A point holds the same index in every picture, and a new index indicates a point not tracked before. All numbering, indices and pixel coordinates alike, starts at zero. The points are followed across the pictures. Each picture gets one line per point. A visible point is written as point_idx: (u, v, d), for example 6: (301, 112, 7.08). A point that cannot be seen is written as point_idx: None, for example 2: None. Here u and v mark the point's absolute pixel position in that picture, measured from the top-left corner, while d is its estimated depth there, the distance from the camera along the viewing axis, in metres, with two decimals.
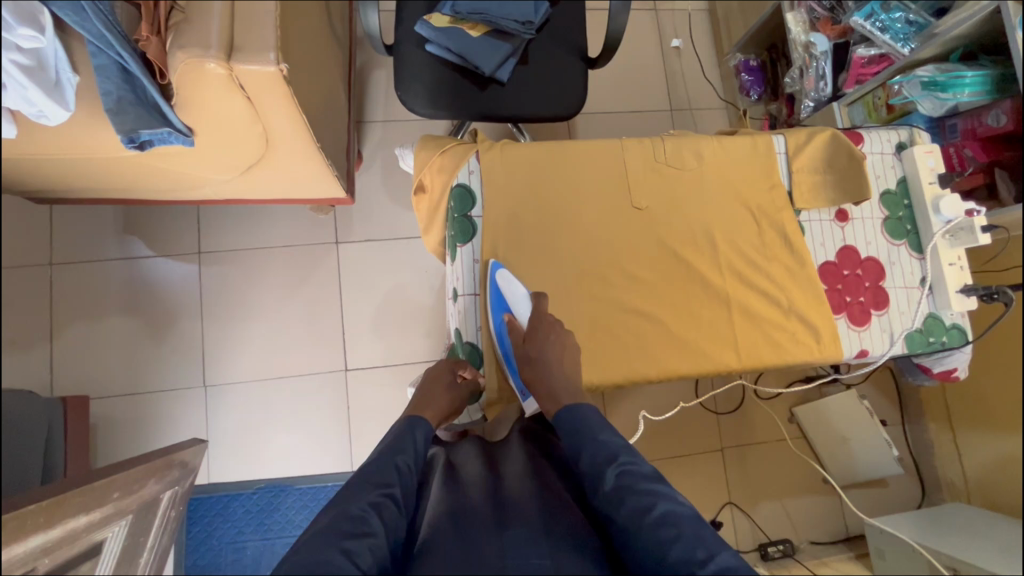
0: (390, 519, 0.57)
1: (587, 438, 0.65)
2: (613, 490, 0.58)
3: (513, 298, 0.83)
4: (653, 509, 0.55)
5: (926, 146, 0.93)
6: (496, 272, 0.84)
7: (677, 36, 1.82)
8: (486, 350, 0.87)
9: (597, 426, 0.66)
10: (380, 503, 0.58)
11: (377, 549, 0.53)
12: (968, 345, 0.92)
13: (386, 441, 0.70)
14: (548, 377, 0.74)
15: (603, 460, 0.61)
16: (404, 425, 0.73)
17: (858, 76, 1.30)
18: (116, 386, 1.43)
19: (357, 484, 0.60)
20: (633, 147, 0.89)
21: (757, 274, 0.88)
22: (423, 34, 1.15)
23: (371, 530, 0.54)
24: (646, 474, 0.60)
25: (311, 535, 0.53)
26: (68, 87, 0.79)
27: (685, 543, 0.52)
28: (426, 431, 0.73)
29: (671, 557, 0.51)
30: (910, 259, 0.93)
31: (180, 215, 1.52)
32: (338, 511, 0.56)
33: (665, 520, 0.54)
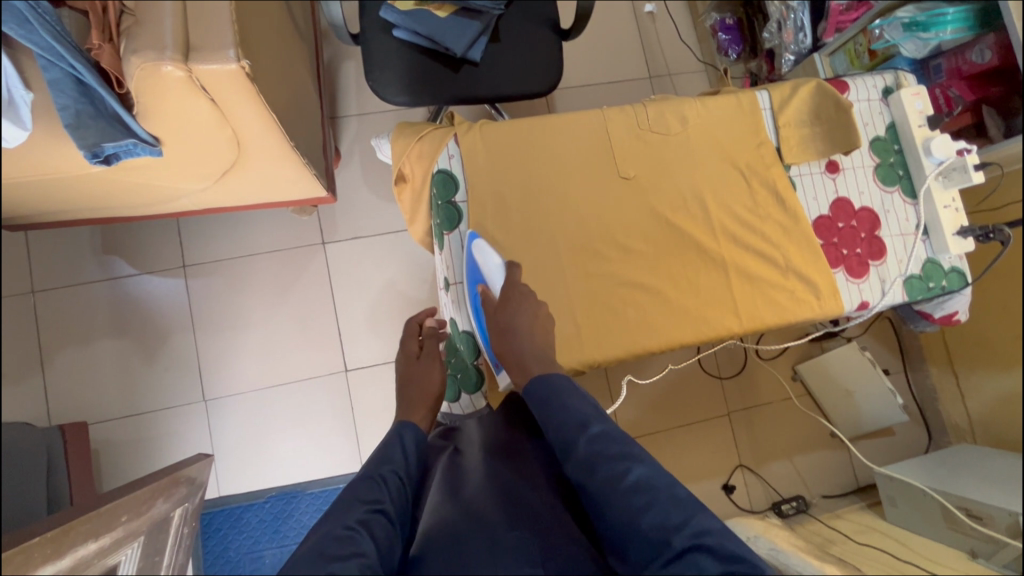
0: (381, 535, 0.55)
1: (557, 407, 0.62)
2: (584, 456, 0.57)
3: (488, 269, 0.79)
4: (627, 475, 0.54)
5: (913, 88, 0.91)
6: (472, 244, 0.82)
7: (649, 1, 1.78)
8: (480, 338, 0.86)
9: (567, 392, 0.64)
10: (369, 519, 0.56)
11: (367, 566, 0.51)
12: (967, 287, 0.91)
13: (374, 454, 0.68)
14: (517, 349, 0.70)
15: (573, 427, 0.60)
16: (392, 433, 0.71)
17: (837, 25, 1.28)
18: (112, 409, 1.41)
19: (344, 502, 0.58)
20: (615, 115, 0.87)
21: (752, 236, 0.86)
22: (389, 19, 1.11)
23: (360, 547, 0.52)
24: (617, 437, 0.59)
25: (298, 560, 0.52)
26: (23, 105, 0.75)
27: (657, 510, 0.52)
28: (414, 435, 0.71)
29: (644, 524, 0.52)
30: (904, 205, 0.91)
31: (160, 229, 1.48)
32: (325, 529, 0.54)
33: (638, 488, 0.53)
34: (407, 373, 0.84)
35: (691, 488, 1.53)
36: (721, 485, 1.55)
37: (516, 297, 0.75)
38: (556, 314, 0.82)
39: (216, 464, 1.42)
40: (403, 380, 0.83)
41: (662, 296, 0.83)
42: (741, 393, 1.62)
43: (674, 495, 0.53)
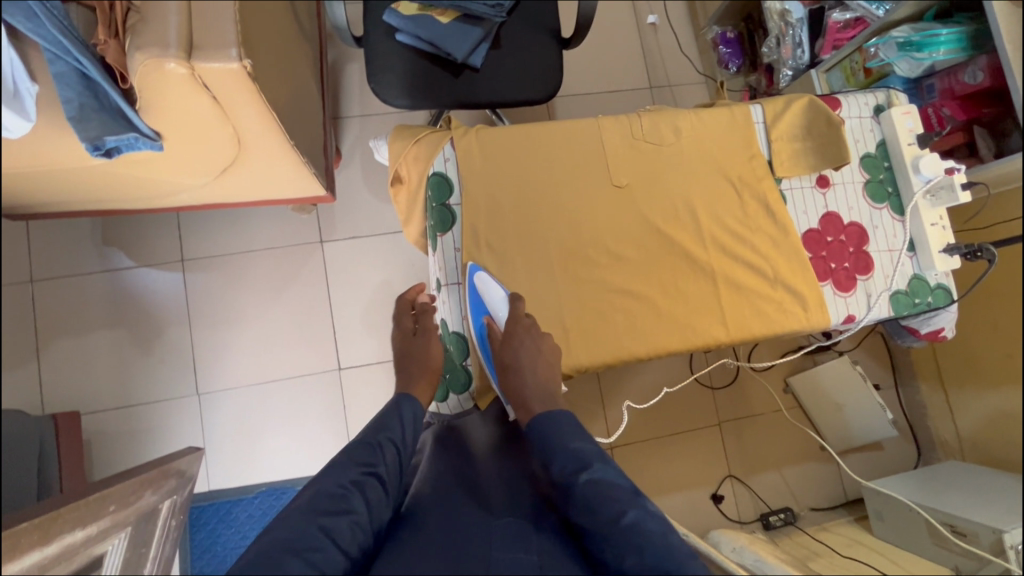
0: (372, 496, 0.62)
1: (559, 447, 0.67)
2: (582, 497, 0.62)
3: (491, 302, 0.83)
4: (623, 517, 0.58)
5: (903, 107, 0.92)
6: (473, 278, 0.83)
7: (652, 13, 1.80)
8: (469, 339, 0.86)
9: (570, 434, 0.69)
10: (363, 481, 0.63)
11: (354, 526, 0.58)
12: (953, 303, 0.92)
13: (374, 420, 0.73)
14: (521, 388, 0.76)
15: (573, 469, 0.64)
16: (392, 403, 0.76)
17: (835, 42, 1.30)
18: (105, 400, 1.42)
19: (341, 460, 0.65)
20: (609, 124, 0.88)
21: (741, 246, 0.87)
22: (392, 23, 1.13)
23: (351, 507, 0.59)
24: (616, 482, 0.62)
25: (296, 508, 0.59)
26: (28, 97, 0.77)
27: (651, 552, 0.55)
28: (413, 409, 0.76)
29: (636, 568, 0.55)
30: (892, 222, 0.92)
31: (160, 223, 1.49)
32: (324, 483, 0.61)
33: (633, 530, 0.57)
34: (403, 351, 0.87)
35: (679, 497, 1.54)
36: (709, 495, 1.56)
37: (520, 331, 0.80)
38: (545, 320, 0.83)
39: (206, 458, 1.43)
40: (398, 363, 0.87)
41: (652, 304, 0.84)
42: (732, 403, 1.62)
43: (667, 545, 0.56)
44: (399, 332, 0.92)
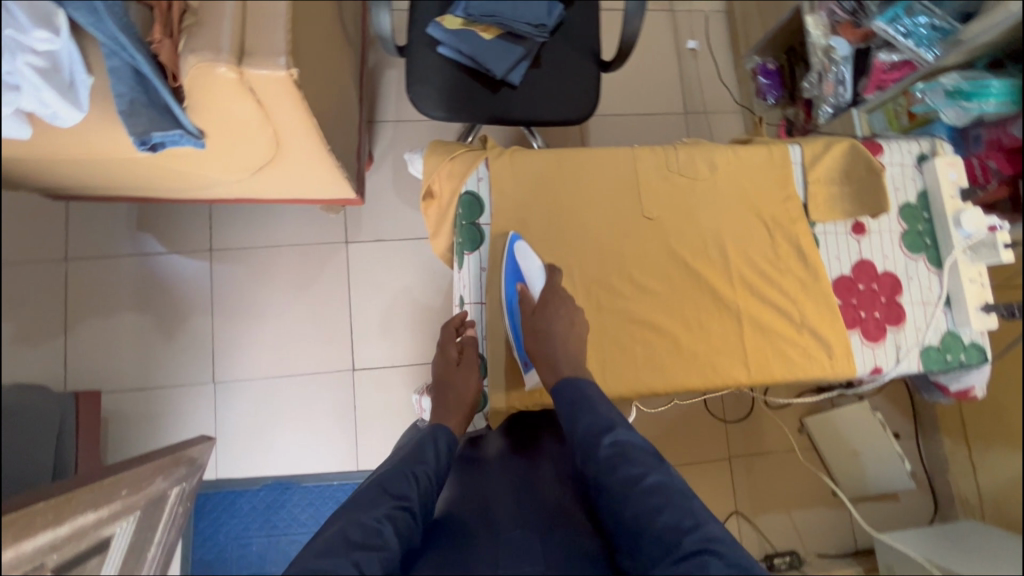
0: (404, 532, 0.58)
1: (588, 409, 0.70)
2: (606, 458, 0.64)
3: (530, 270, 0.83)
4: (645, 478, 0.61)
5: (948, 157, 0.90)
6: (512, 247, 0.84)
7: (693, 38, 1.80)
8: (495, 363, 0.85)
9: (595, 399, 0.71)
10: (395, 514, 0.59)
11: (386, 563, 0.54)
12: (985, 363, 0.89)
13: (407, 449, 0.71)
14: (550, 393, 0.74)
15: (597, 430, 0.67)
16: (427, 433, 0.74)
17: (879, 82, 1.27)
18: (126, 381, 1.45)
19: (374, 489, 0.63)
20: (645, 155, 0.87)
21: (770, 288, 0.85)
22: (435, 36, 1.14)
23: (382, 542, 0.55)
24: (636, 444, 0.66)
25: (327, 538, 0.56)
26: (82, 89, 0.81)
27: (670, 512, 0.58)
28: (446, 441, 0.73)
29: (658, 523, 0.57)
30: (928, 273, 0.90)
31: (192, 213, 1.53)
32: (356, 511, 0.59)
33: (652, 491, 0.60)
34: (440, 381, 0.85)
35: None
36: None
37: (555, 299, 0.81)
38: None
39: (217, 446, 1.45)
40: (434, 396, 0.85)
41: (673, 340, 0.83)
42: (744, 439, 1.59)
43: (685, 503, 0.59)
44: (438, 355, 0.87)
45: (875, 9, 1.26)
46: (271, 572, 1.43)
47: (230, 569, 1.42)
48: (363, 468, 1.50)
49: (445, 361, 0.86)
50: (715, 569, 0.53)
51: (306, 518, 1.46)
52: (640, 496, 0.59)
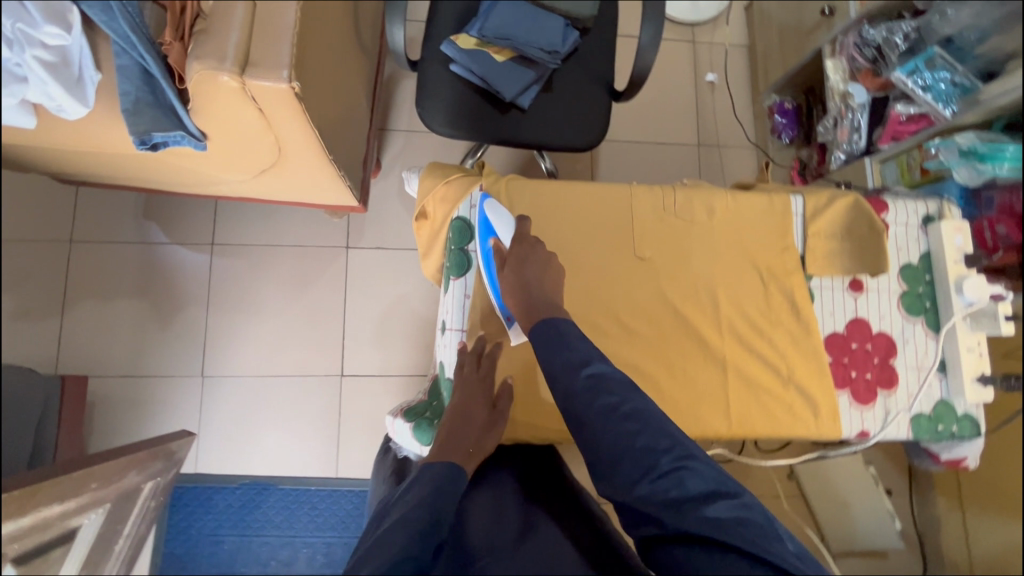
0: None
1: (563, 348, 0.71)
2: (584, 390, 0.67)
3: (498, 225, 0.81)
4: (622, 407, 0.66)
5: (955, 222, 0.87)
6: (482, 205, 0.82)
7: (712, 70, 1.79)
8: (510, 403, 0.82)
9: (574, 337, 0.73)
10: (400, 564, 0.56)
11: None
12: (978, 437, 0.86)
13: (425, 479, 0.68)
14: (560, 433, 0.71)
15: (576, 364, 0.69)
16: (447, 469, 0.70)
17: (894, 133, 1.26)
18: (115, 367, 1.45)
19: (400, 524, 0.61)
20: (642, 194, 0.86)
21: (759, 339, 0.84)
22: (448, 54, 1.14)
23: None
24: (615, 377, 0.69)
25: None
26: (90, 85, 0.82)
27: (647, 436, 0.64)
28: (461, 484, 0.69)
29: (637, 446, 0.63)
30: (925, 338, 0.87)
31: (198, 206, 1.54)
32: (388, 549, 0.58)
33: (631, 416, 0.65)
34: (463, 409, 0.80)
35: None
36: None
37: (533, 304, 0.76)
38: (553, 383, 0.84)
39: (199, 441, 1.45)
40: (446, 421, 0.81)
41: (655, 385, 0.81)
42: None
43: (660, 427, 0.65)
44: (474, 384, 0.82)
45: (895, 60, 1.25)
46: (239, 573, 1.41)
47: (200, 566, 1.41)
48: (341, 476, 1.49)
49: (478, 392, 0.81)
50: (689, 483, 0.61)
51: (280, 521, 1.45)
52: (619, 424, 0.64)
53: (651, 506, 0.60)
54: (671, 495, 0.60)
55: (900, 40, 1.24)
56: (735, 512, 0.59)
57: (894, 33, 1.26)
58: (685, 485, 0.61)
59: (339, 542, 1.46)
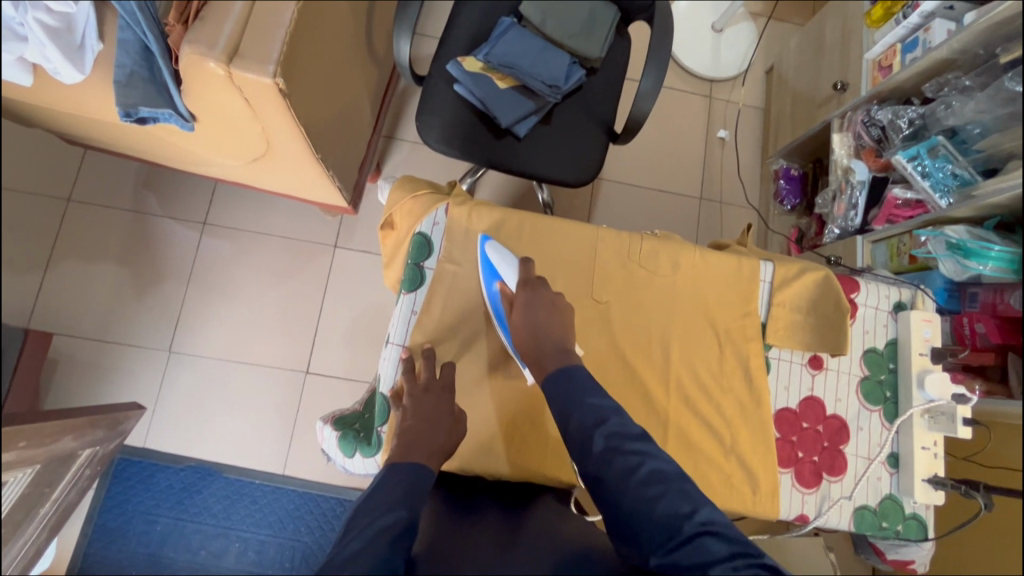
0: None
1: (577, 402, 0.70)
2: (601, 452, 0.65)
3: (504, 267, 0.83)
4: (640, 469, 0.63)
5: (925, 313, 0.87)
6: (483, 247, 0.83)
7: (724, 127, 1.80)
8: (477, 430, 0.81)
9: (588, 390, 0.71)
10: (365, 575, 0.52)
11: None
12: (926, 542, 0.82)
13: (393, 482, 0.64)
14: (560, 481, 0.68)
15: (591, 424, 0.67)
16: (411, 469, 0.66)
17: (889, 216, 1.24)
18: (85, 328, 1.46)
19: (371, 536, 0.56)
20: (609, 239, 0.85)
21: (706, 403, 0.82)
22: (453, 74, 1.15)
23: None
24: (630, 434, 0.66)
25: None
26: (90, 53, 0.83)
27: (668, 499, 0.61)
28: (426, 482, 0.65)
29: (659, 509, 0.61)
30: (880, 428, 0.85)
31: (197, 184, 1.56)
32: (358, 565, 0.53)
33: (650, 479, 0.63)
34: (429, 413, 0.74)
35: None
36: None
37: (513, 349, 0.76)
38: (510, 415, 0.82)
39: (154, 415, 1.44)
40: (408, 424, 0.73)
41: None
42: None
43: (683, 491, 0.62)
44: (437, 391, 0.77)
45: (897, 143, 1.25)
46: (167, 556, 1.38)
47: (128, 543, 1.38)
48: (288, 474, 1.46)
49: (443, 399, 0.76)
50: (713, 546, 0.58)
51: (218, 510, 1.42)
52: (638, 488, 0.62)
53: (675, 572, 0.58)
54: (696, 563, 0.57)
55: (905, 124, 1.24)
56: (761, 574, 0.57)
57: (899, 117, 1.25)
58: (710, 551, 0.58)
59: (274, 541, 1.42)
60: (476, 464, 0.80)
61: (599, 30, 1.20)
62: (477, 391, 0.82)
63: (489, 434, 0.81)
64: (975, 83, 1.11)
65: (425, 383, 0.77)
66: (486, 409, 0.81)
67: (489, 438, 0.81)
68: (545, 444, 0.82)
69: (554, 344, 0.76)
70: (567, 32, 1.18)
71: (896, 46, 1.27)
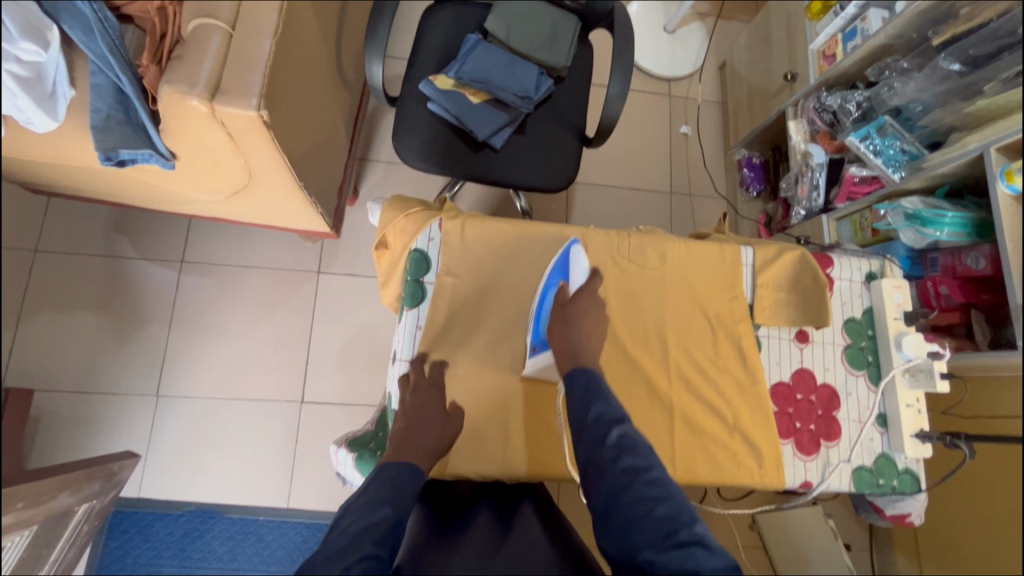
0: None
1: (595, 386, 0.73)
2: (621, 431, 0.68)
3: (576, 269, 0.86)
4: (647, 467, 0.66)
5: (895, 280, 0.93)
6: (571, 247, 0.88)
7: (686, 123, 1.87)
8: (492, 437, 0.82)
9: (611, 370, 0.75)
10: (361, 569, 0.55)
11: None
12: (920, 493, 0.88)
13: (385, 476, 0.67)
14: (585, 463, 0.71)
15: (614, 407, 0.71)
16: (398, 467, 0.68)
17: (849, 193, 1.32)
18: (65, 381, 1.41)
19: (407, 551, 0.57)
20: (598, 238, 0.89)
21: (705, 385, 0.85)
22: (426, 93, 1.17)
23: None
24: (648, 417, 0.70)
25: None
26: (62, 100, 0.83)
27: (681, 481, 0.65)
28: (415, 477, 0.68)
29: (657, 513, 0.63)
30: (867, 392, 0.91)
31: (171, 222, 1.54)
32: None
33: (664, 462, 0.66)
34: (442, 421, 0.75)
35: None
36: None
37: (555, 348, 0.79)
38: (519, 421, 0.84)
39: (147, 463, 1.40)
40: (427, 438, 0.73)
41: None
42: None
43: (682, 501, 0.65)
44: (424, 390, 0.79)
45: (848, 126, 1.32)
46: None
47: None
48: (292, 507, 1.44)
49: (431, 396, 0.79)
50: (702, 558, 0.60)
51: (224, 552, 1.39)
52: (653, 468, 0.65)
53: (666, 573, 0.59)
54: (684, 569, 0.59)
55: (853, 108, 1.32)
56: None
57: (848, 101, 1.33)
58: (699, 561, 0.60)
59: None
60: (486, 469, 0.81)
61: (563, 40, 1.24)
62: (484, 399, 0.83)
63: (500, 440, 0.82)
64: (912, 65, 1.20)
65: (411, 383, 0.79)
66: (500, 415, 0.83)
67: (503, 444, 0.82)
68: (555, 445, 0.84)
69: (555, 344, 0.79)
70: (532, 45, 1.22)
71: (837, 36, 1.35)
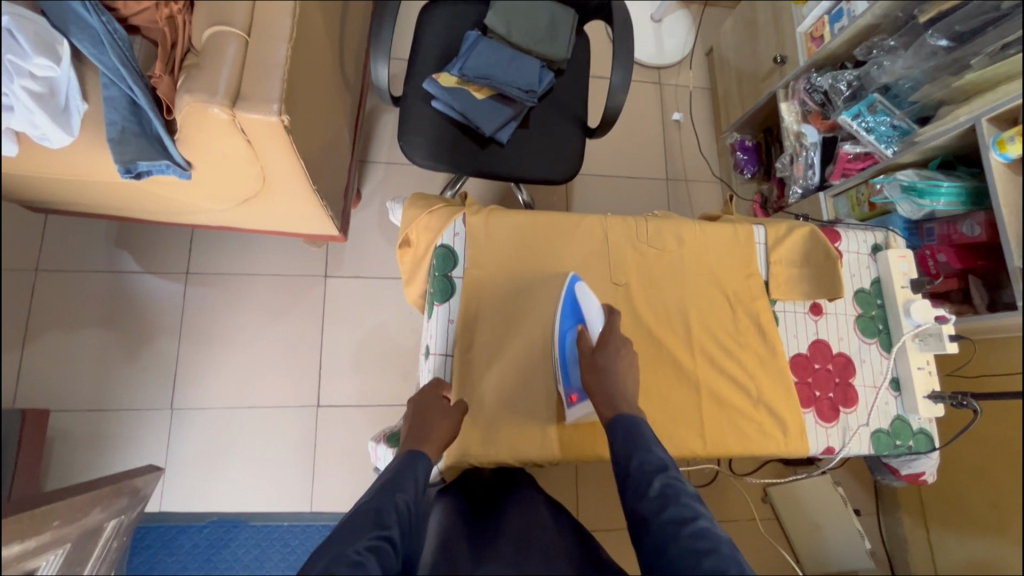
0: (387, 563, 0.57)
1: None
2: None
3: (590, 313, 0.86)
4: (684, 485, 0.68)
5: (900, 251, 0.97)
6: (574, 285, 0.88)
7: (678, 110, 1.90)
8: (529, 425, 0.84)
9: None
10: (377, 546, 0.58)
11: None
12: (934, 451, 0.92)
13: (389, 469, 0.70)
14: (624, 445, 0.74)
15: None
16: (405, 459, 0.72)
17: (844, 170, 1.37)
18: (77, 400, 1.39)
19: None
20: (617, 224, 0.92)
21: (729, 361, 0.89)
22: (430, 91, 1.18)
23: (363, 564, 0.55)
24: None
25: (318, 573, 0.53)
26: (75, 115, 0.82)
27: None
28: (422, 466, 0.72)
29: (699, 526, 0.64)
30: (880, 358, 0.95)
31: (173, 234, 1.52)
32: None
33: None
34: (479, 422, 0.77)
35: None
36: None
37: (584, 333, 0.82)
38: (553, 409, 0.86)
39: (167, 476, 1.40)
40: None
41: None
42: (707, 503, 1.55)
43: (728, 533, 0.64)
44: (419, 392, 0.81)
45: (840, 104, 1.36)
46: None
47: None
48: (316, 510, 1.44)
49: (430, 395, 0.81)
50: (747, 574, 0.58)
51: (250, 560, 1.39)
52: None
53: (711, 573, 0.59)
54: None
55: (844, 87, 1.36)
56: None
57: (839, 81, 1.36)
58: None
59: None
60: (525, 457, 0.83)
61: (562, 32, 1.26)
62: (517, 389, 0.85)
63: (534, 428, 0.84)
64: (899, 43, 1.24)
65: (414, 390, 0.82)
66: (533, 404, 0.85)
67: (539, 431, 0.84)
68: (588, 429, 0.86)
69: None
70: (532, 38, 1.24)
71: (824, 17, 1.39)
